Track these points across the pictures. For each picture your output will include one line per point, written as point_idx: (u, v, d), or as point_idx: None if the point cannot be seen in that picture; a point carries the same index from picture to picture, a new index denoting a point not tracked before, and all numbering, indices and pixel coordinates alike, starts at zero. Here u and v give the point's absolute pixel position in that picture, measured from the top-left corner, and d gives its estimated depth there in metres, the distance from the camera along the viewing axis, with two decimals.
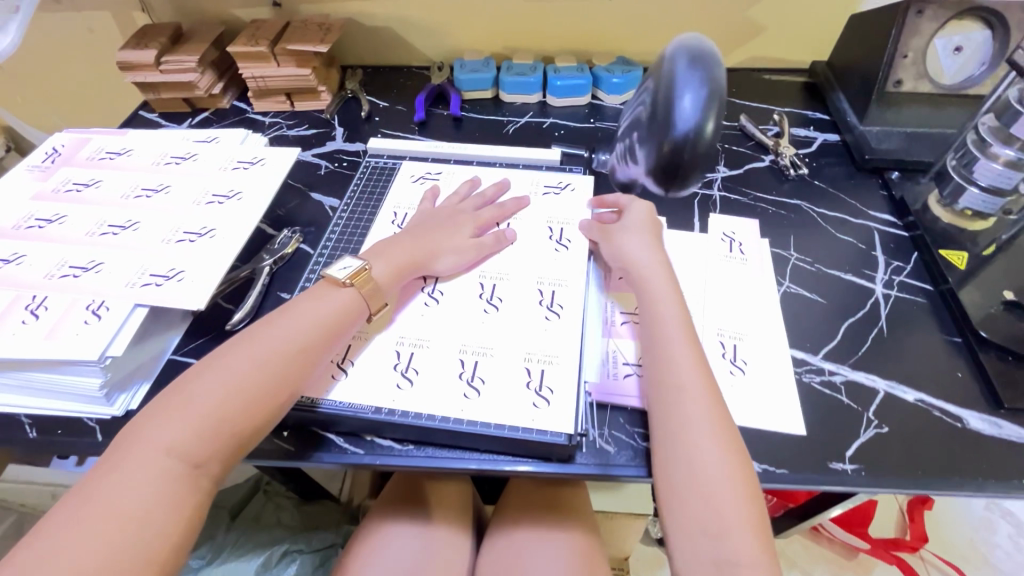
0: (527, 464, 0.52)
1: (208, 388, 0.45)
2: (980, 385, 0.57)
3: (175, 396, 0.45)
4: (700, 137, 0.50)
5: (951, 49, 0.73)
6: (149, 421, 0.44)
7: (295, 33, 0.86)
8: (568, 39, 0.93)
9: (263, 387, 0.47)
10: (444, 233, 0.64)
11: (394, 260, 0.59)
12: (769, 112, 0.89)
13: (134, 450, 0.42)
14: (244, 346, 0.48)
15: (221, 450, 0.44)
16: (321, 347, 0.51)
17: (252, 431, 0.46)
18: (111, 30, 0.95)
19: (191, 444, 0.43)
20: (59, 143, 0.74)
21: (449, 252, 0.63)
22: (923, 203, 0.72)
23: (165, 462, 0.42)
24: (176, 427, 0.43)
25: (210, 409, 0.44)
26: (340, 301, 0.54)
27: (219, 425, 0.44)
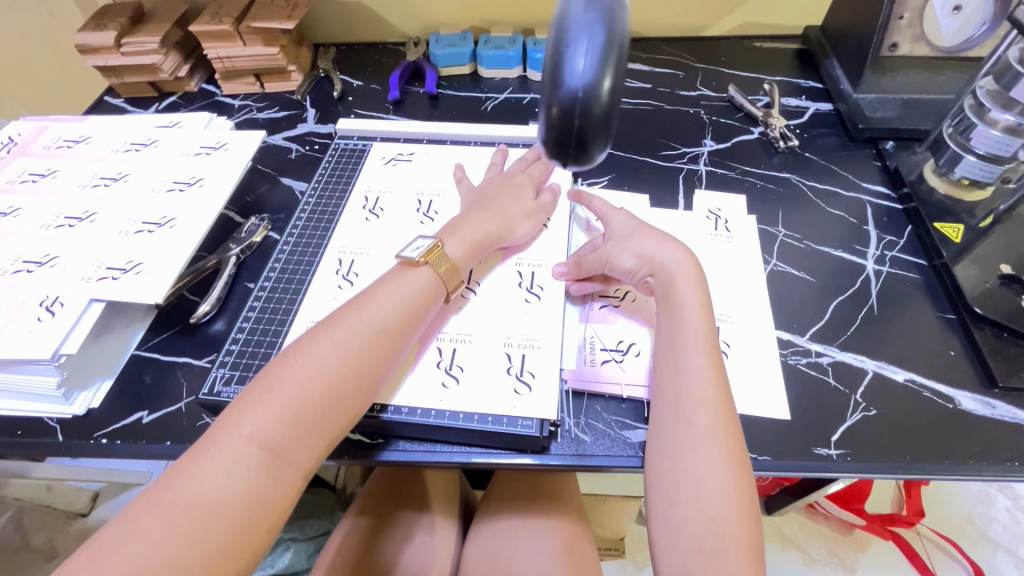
0: (500, 456, 0.50)
1: (296, 374, 0.42)
2: (974, 364, 0.54)
3: (261, 383, 0.43)
4: (591, 100, 0.30)
5: (949, 8, 0.66)
6: (236, 407, 0.41)
7: (260, 9, 0.82)
8: (548, 10, 0.89)
9: (347, 377, 0.44)
10: (513, 201, 0.60)
11: (468, 236, 0.55)
12: (760, 81, 0.85)
13: (221, 439, 0.40)
14: (324, 332, 0.45)
15: (307, 443, 0.42)
16: (405, 333, 0.48)
17: (339, 422, 0.43)
18: (70, 11, 0.91)
19: (277, 435, 0.40)
20: (15, 132, 0.71)
21: (522, 222, 0.60)
22: (918, 173, 0.69)
23: (250, 454, 0.39)
24: (261, 416, 0.41)
25: (295, 397, 0.41)
26: (419, 282, 0.50)
27: (304, 416, 0.41)
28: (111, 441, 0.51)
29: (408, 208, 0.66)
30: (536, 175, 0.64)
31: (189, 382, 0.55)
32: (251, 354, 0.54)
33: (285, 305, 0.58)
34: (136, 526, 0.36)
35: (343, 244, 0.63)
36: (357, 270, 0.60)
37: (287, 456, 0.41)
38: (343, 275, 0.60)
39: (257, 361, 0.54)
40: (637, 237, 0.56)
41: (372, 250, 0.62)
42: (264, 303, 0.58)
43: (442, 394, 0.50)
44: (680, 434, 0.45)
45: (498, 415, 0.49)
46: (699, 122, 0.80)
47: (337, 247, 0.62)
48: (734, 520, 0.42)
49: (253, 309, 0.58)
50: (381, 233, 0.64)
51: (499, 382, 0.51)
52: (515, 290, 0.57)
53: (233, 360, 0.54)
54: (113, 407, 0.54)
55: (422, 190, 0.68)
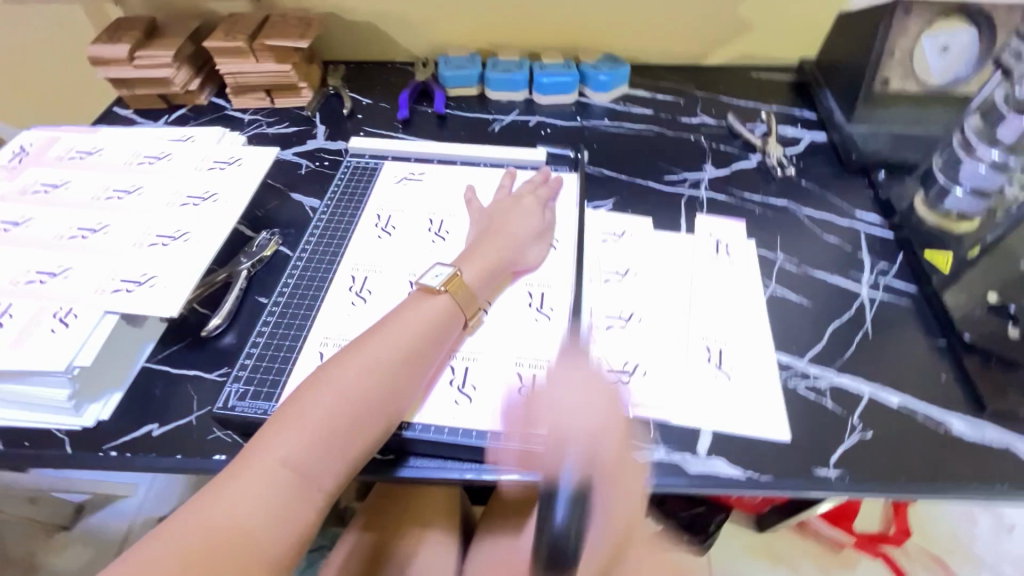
0: (509, 473, 0.51)
1: (326, 398, 0.44)
2: (964, 389, 0.57)
3: (292, 406, 0.44)
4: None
5: (938, 48, 0.73)
6: (269, 429, 0.43)
7: (274, 27, 0.84)
8: (554, 36, 0.92)
9: (373, 401, 0.46)
10: (520, 225, 0.63)
11: (483, 263, 0.58)
12: (757, 110, 0.88)
13: (254, 460, 0.41)
14: (351, 357, 0.47)
15: (333, 466, 0.43)
16: (427, 357, 0.50)
17: (365, 445, 0.45)
18: (82, 22, 0.92)
19: (307, 458, 0.42)
20: (27, 142, 0.71)
21: (531, 246, 0.63)
22: (908, 203, 0.72)
23: (282, 476, 0.41)
24: (293, 439, 0.42)
25: (325, 420, 0.44)
26: (438, 309, 0.53)
27: (332, 439, 0.43)
28: (121, 453, 0.52)
29: (419, 226, 0.68)
30: (541, 196, 0.68)
31: (200, 395, 0.56)
32: (265, 368, 0.55)
33: (299, 320, 0.59)
34: (173, 541, 0.37)
35: (356, 262, 0.64)
36: (369, 287, 0.62)
37: (315, 478, 0.42)
38: (356, 292, 0.61)
39: (270, 375, 0.55)
40: None
41: (384, 267, 0.64)
42: (278, 318, 0.59)
43: (455, 411, 0.51)
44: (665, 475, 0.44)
45: (510, 433, 0.50)
46: (699, 148, 0.82)
47: (350, 264, 0.64)
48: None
49: (266, 324, 0.59)
50: (393, 251, 0.65)
51: (511, 400, 0.52)
52: (526, 311, 0.59)
53: (247, 375, 0.55)
54: (123, 419, 0.54)
55: (432, 209, 0.70)
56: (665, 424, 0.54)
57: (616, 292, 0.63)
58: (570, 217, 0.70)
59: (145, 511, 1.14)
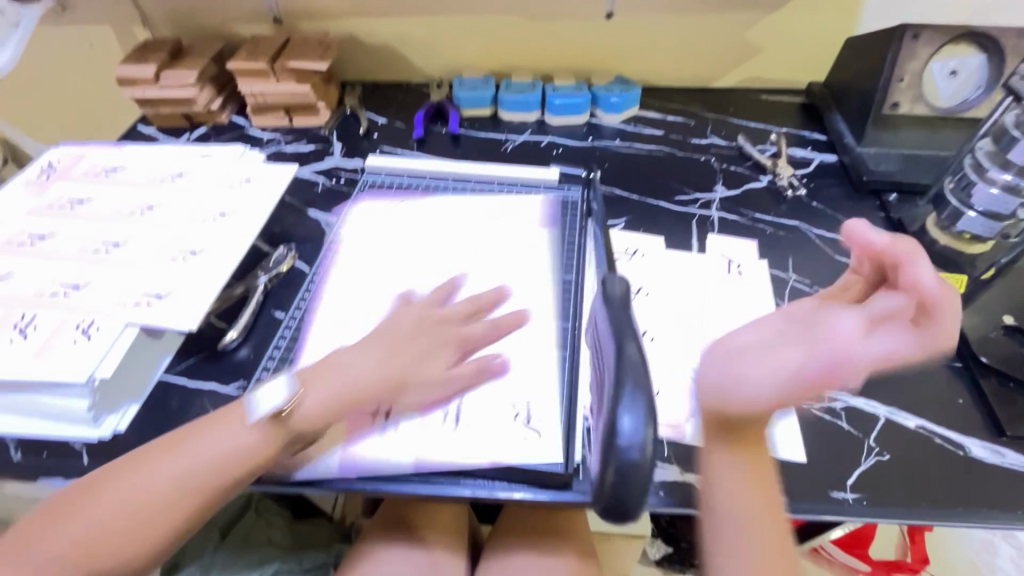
0: (523, 491, 0.51)
1: (129, 482, 0.46)
2: (982, 412, 0.56)
3: (74, 496, 0.45)
4: (632, 457, 0.37)
5: (947, 73, 0.74)
6: (47, 521, 0.44)
7: (295, 49, 0.86)
8: (567, 59, 0.94)
9: (194, 472, 0.46)
10: (415, 362, 0.55)
11: (330, 389, 0.52)
12: (767, 132, 0.89)
13: (31, 550, 0.43)
14: (199, 435, 0.48)
15: (219, 485, 0.47)
16: (269, 443, 0.49)
17: (182, 517, 0.46)
18: (111, 44, 0.96)
19: (187, 477, 0.46)
20: (54, 159, 0.74)
21: (421, 373, 0.55)
22: (920, 224, 0.73)
23: (163, 494, 0.45)
24: (64, 528, 0.44)
25: (140, 499, 0.45)
26: (247, 429, 0.48)
27: (138, 521, 0.44)
28: None
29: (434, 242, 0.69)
30: (455, 313, 0.60)
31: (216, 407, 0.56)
32: None
33: (314, 335, 0.60)
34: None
35: (364, 291, 0.64)
36: (376, 317, 0.61)
37: (186, 496, 0.46)
38: (362, 323, 0.61)
39: None
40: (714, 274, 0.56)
41: (400, 283, 0.65)
42: (293, 334, 0.60)
43: (468, 429, 0.52)
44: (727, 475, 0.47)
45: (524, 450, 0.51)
46: (709, 169, 0.83)
47: (358, 294, 0.64)
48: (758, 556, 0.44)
49: (282, 339, 0.60)
50: (402, 281, 0.65)
51: (523, 419, 0.53)
52: (532, 343, 0.58)
53: None
54: (140, 431, 0.54)
55: (443, 233, 0.70)
56: (678, 443, 0.53)
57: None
58: (582, 233, 0.70)
59: None
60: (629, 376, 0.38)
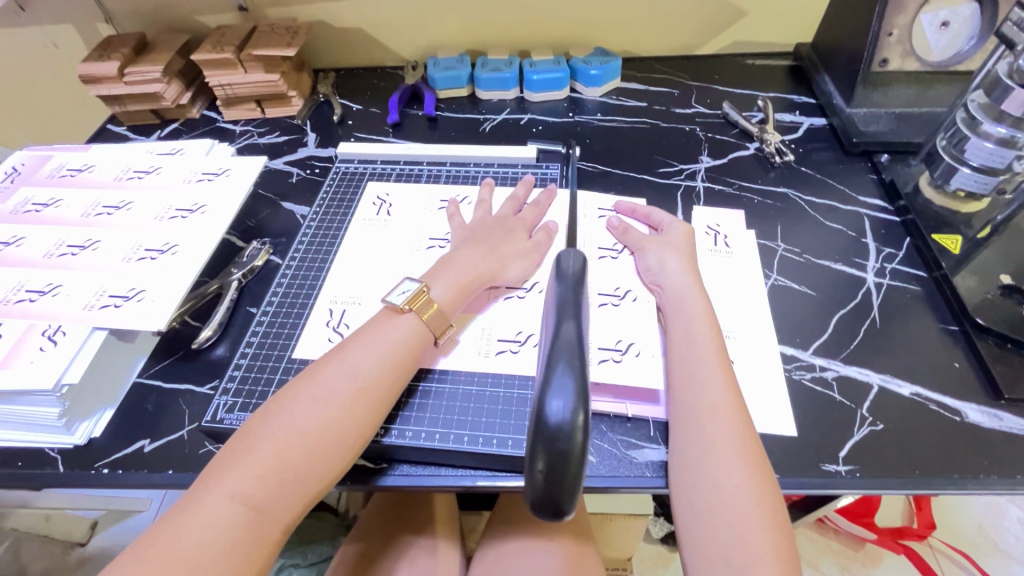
0: (505, 479, 0.49)
1: (290, 418, 0.44)
2: (979, 375, 0.54)
3: (243, 438, 0.44)
4: (562, 437, 0.36)
5: (938, 24, 0.71)
6: (219, 467, 0.42)
7: (261, 37, 0.83)
8: (544, 33, 0.91)
9: (357, 391, 0.46)
10: (505, 244, 0.60)
11: (453, 279, 0.55)
12: (753, 97, 0.86)
13: (204, 501, 0.40)
14: (337, 359, 0.48)
15: (288, 495, 0.42)
16: (416, 352, 0.50)
17: (349, 441, 0.45)
18: (75, 43, 0.93)
19: (255, 491, 0.41)
20: (18, 162, 0.72)
21: (515, 259, 0.59)
22: (914, 185, 0.70)
23: (233, 512, 0.40)
24: (243, 472, 0.41)
25: (307, 429, 0.43)
26: (405, 328, 0.50)
27: (314, 452, 0.43)
28: (112, 471, 0.51)
29: (419, 214, 0.69)
30: (529, 217, 0.64)
31: (191, 408, 0.55)
32: (254, 381, 0.54)
33: (288, 330, 0.58)
34: None
35: (335, 293, 0.61)
36: (348, 321, 0.58)
37: (266, 511, 0.41)
38: (334, 327, 0.57)
39: (260, 387, 0.54)
40: (666, 251, 0.59)
41: (380, 257, 0.64)
42: (266, 329, 0.58)
43: (447, 416, 0.51)
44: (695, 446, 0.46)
45: (504, 437, 0.49)
46: (694, 139, 0.81)
47: (328, 297, 0.60)
48: (759, 525, 0.41)
49: (255, 334, 0.58)
50: (373, 279, 0.62)
51: (503, 407, 0.51)
52: (508, 338, 0.56)
53: (236, 388, 0.54)
54: (114, 436, 0.53)
55: (417, 226, 0.67)
56: (664, 421, 0.52)
57: (611, 268, 0.62)
58: (563, 201, 0.69)
59: None
60: (562, 351, 0.39)
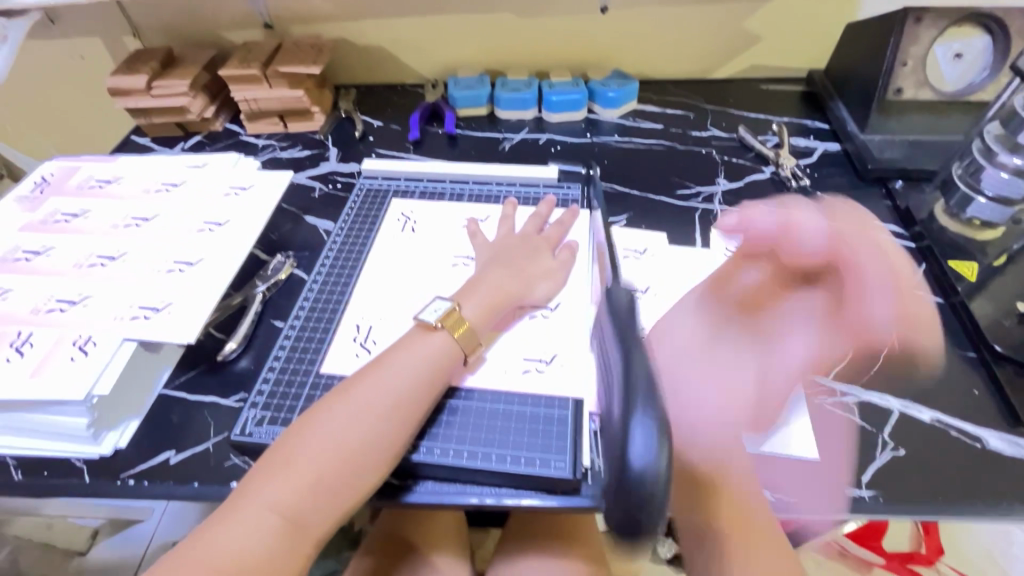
0: (530, 498, 0.50)
1: (326, 432, 0.44)
2: (998, 402, 0.55)
3: (279, 451, 0.44)
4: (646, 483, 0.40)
5: (951, 56, 0.73)
6: (256, 478, 0.43)
7: (287, 54, 0.85)
8: (563, 55, 0.93)
9: (393, 409, 0.47)
10: (531, 264, 0.61)
11: (484, 299, 0.56)
12: (768, 122, 0.88)
13: (243, 511, 0.41)
14: (372, 377, 0.48)
15: (325, 508, 0.43)
16: (447, 370, 0.51)
17: (382, 459, 0.45)
18: (102, 56, 0.95)
19: (295, 503, 0.42)
20: (47, 173, 0.73)
21: (541, 279, 0.60)
22: (929, 211, 0.71)
23: (273, 523, 0.41)
24: (280, 485, 0.42)
25: (342, 444, 0.44)
26: (437, 345, 0.51)
27: (348, 468, 0.44)
28: (138, 482, 0.51)
29: (441, 231, 0.70)
30: (552, 236, 0.65)
31: (217, 421, 0.55)
32: (281, 395, 0.55)
33: (314, 345, 0.59)
34: None
35: (362, 309, 0.61)
36: (374, 336, 0.59)
37: (304, 523, 0.42)
38: (361, 343, 0.58)
39: (287, 401, 0.54)
40: None
41: (405, 273, 0.65)
42: (293, 343, 0.59)
43: (473, 434, 0.51)
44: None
45: (530, 456, 0.50)
46: (711, 161, 0.82)
47: (355, 312, 0.61)
48: None
49: (282, 348, 0.59)
50: (399, 295, 0.63)
51: (528, 425, 0.52)
52: (533, 357, 0.56)
53: (263, 401, 0.54)
54: (140, 446, 0.54)
55: (441, 243, 0.68)
56: None
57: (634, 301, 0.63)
58: (583, 221, 0.70)
59: (159, 535, 1.13)
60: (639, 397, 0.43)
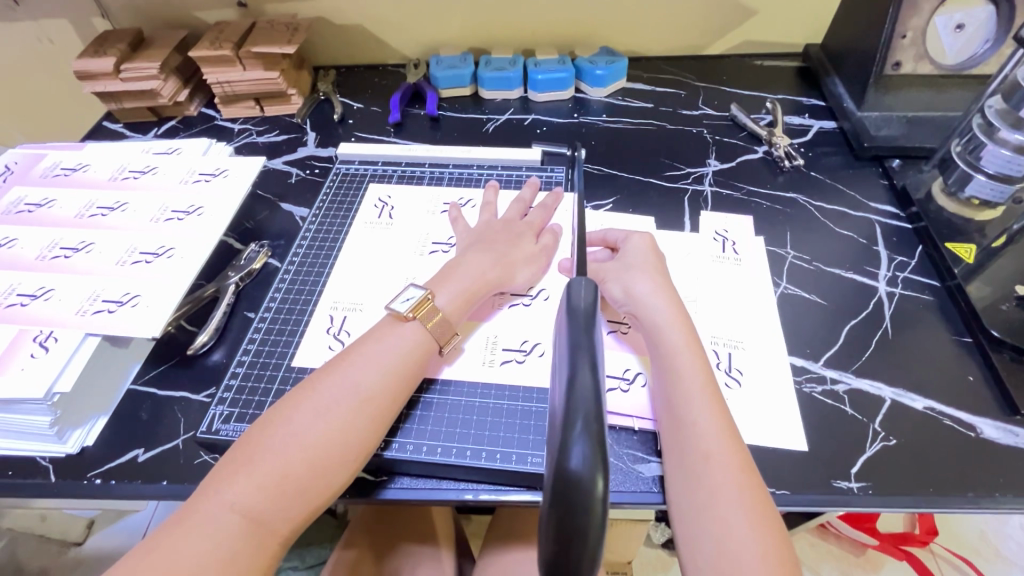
0: (508, 493, 0.48)
1: (291, 428, 0.43)
2: (994, 390, 0.53)
3: (242, 449, 0.42)
4: (579, 510, 0.30)
5: (952, 27, 0.69)
6: (218, 477, 0.41)
7: (260, 34, 0.81)
8: (549, 31, 0.89)
9: (361, 404, 0.45)
10: (513, 249, 0.58)
11: (459, 286, 0.53)
12: (761, 99, 0.85)
13: (202, 510, 0.39)
14: (339, 371, 0.46)
15: (289, 508, 0.41)
16: (420, 363, 0.49)
17: (351, 456, 0.43)
18: (71, 38, 0.91)
19: (255, 502, 0.40)
20: (11, 161, 0.70)
21: (523, 265, 0.58)
22: (926, 191, 0.68)
23: (232, 524, 0.39)
24: (241, 483, 0.40)
25: (305, 441, 0.42)
26: (408, 337, 0.49)
27: (314, 465, 0.42)
28: (105, 481, 0.50)
29: (421, 217, 0.67)
30: (536, 220, 0.62)
31: (187, 417, 0.54)
32: (250, 390, 0.53)
33: (285, 337, 0.57)
34: None
35: (336, 299, 0.59)
36: (348, 328, 0.57)
37: (265, 523, 0.40)
38: (335, 335, 0.56)
39: (257, 396, 0.52)
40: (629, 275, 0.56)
41: (382, 261, 0.62)
42: (264, 336, 0.57)
43: (449, 429, 0.49)
44: (694, 495, 0.43)
45: (508, 451, 0.48)
46: (702, 141, 0.79)
47: (329, 302, 0.59)
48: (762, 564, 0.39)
49: (253, 342, 0.57)
50: (375, 285, 0.60)
51: (506, 419, 0.50)
52: (513, 348, 0.54)
53: (232, 397, 0.52)
54: (108, 444, 0.52)
55: (420, 230, 0.66)
56: None
57: None
58: (568, 205, 0.68)
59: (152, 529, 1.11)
60: (581, 405, 0.33)
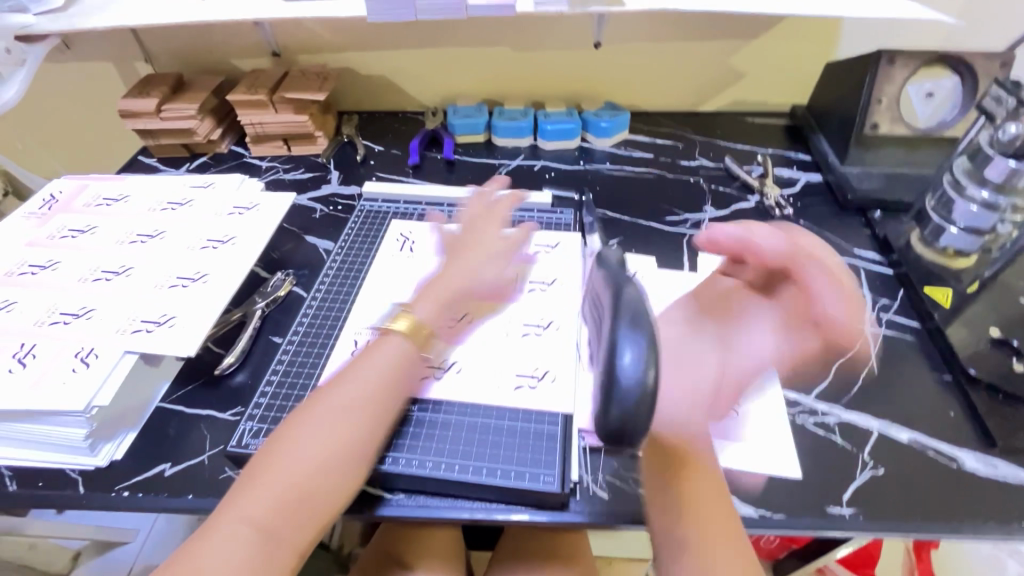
0: (519, 512, 0.51)
1: (311, 441, 0.45)
2: (974, 424, 0.57)
3: (255, 468, 0.45)
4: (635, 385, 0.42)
5: (923, 95, 0.78)
6: (232, 495, 0.43)
7: (293, 82, 0.89)
8: (557, 86, 0.97)
9: (363, 418, 0.48)
10: (482, 267, 0.63)
11: (435, 300, 0.58)
12: (752, 153, 0.92)
13: (220, 528, 0.41)
14: (341, 388, 0.49)
15: (302, 520, 0.43)
16: (408, 374, 0.52)
17: (356, 467, 0.46)
18: (114, 79, 0.98)
19: (271, 515, 0.42)
20: (56, 190, 0.75)
21: (488, 281, 0.63)
22: (906, 240, 0.74)
23: (251, 538, 0.41)
24: (257, 499, 0.42)
25: (316, 455, 0.45)
26: (396, 351, 0.53)
27: (325, 477, 0.45)
28: (132, 494, 0.52)
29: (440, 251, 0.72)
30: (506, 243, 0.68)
31: (213, 434, 0.56)
32: (278, 408, 0.56)
33: (312, 359, 0.60)
34: None
35: (358, 325, 0.63)
36: None
37: (281, 536, 0.42)
38: None
39: (284, 414, 0.55)
40: None
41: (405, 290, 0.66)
42: (291, 357, 0.60)
43: (465, 448, 0.52)
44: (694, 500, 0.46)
45: (521, 470, 0.51)
46: (699, 190, 0.85)
47: (353, 328, 0.62)
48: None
49: (280, 363, 0.60)
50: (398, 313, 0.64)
51: (520, 440, 0.53)
52: (525, 374, 0.57)
53: (260, 414, 0.55)
54: (136, 458, 0.54)
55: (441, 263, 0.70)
56: None
57: None
58: (576, 243, 0.72)
59: (142, 557, 1.09)
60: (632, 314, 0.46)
